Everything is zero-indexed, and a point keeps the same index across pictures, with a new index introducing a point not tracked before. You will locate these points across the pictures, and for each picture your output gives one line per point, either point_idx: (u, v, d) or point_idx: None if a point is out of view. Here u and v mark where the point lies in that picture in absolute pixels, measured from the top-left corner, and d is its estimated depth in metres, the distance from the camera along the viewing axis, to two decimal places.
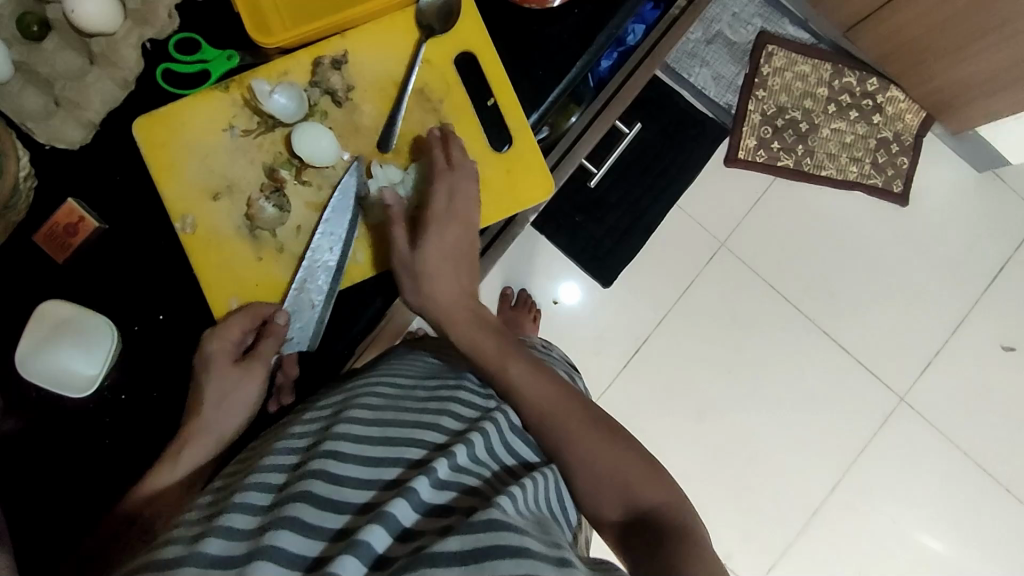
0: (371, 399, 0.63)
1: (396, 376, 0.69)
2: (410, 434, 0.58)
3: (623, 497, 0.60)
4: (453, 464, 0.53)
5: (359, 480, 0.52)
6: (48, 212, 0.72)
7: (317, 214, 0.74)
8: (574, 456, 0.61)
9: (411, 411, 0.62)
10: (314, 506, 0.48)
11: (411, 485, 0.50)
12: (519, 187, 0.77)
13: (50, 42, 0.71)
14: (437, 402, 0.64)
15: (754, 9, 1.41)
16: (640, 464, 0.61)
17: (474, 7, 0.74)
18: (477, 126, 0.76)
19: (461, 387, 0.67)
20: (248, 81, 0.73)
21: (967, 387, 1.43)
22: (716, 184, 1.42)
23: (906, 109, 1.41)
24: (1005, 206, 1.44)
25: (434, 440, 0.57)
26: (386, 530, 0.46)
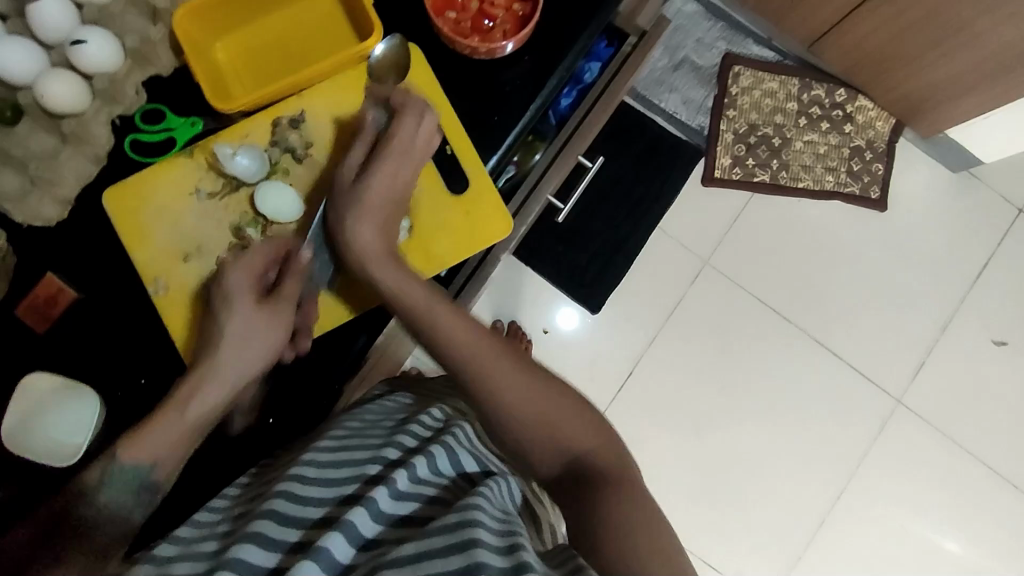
0: (338, 432, 0.67)
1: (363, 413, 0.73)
2: (373, 453, 0.61)
3: (564, 453, 0.63)
4: (413, 477, 0.57)
5: (322, 498, 0.55)
6: (29, 286, 0.74)
7: None
8: (518, 418, 0.64)
9: (375, 436, 0.66)
10: (279, 522, 0.51)
11: (370, 496, 0.53)
12: (479, 227, 0.77)
13: (23, 125, 0.72)
14: (398, 427, 0.68)
15: (717, 33, 1.44)
16: (585, 422, 0.64)
17: (422, 58, 0.77)
18: (433, 170, 0.77)
19: (425, 413, 0.71)
20: (211, 145, 0.75)
21: (962, 386, 1.43)
22: (695, 204, 1.44)
23: (875, 117, 1.43)
24: (982, 203, 1.46)
25: (395, 455, 0.61)
26: (346, 539, 0.49)
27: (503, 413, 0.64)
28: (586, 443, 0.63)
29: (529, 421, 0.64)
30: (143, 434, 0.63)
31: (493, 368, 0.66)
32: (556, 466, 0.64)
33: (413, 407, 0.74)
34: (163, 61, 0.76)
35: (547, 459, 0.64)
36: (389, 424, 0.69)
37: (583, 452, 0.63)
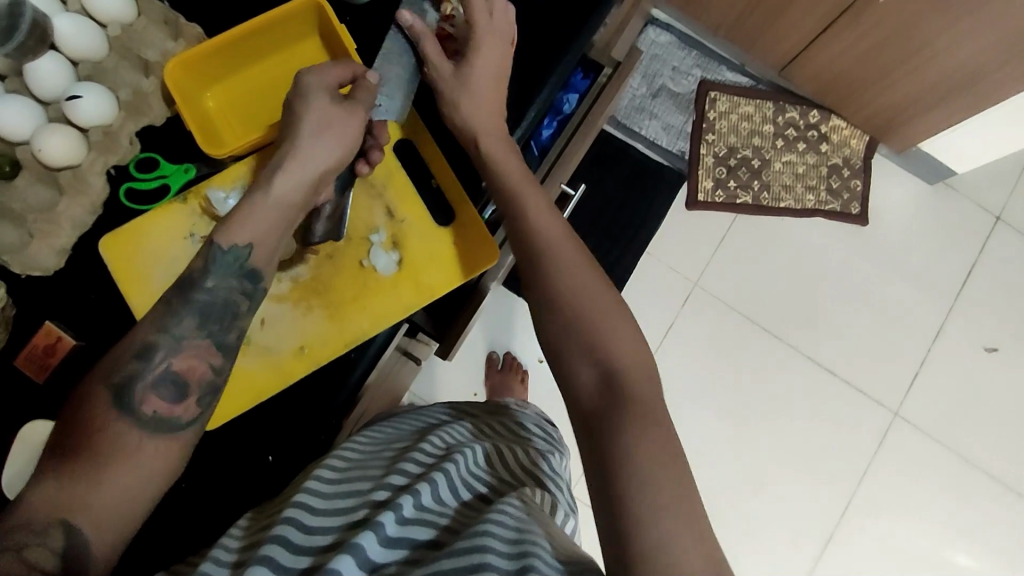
0: (339, 463, 0.67)
1: (365, 443, 0.73)
2: (379, 481, 0.61)
3: (604, 363, 0.61)
4: (418, 502, 0.56)
5: (330, 527, 0.55)
6: (27, 336, 0.75)
7: (281, 305, 0.77)
8: (569, 310, 0.65)
9: (379, 465, 0.66)
10: (287, 549, 0.52)
11: (378, 519, 0.53)
12: (467, 257, 0.79)
13: (21, 179, 0.75)
14: (402, 455, 0.68)
15: (692, 61, 1.49)
16: (633, 349, 0.62)
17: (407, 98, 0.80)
18: (420, 204, 0.80)
19: (428, 438, 0.71)
20: (204, 190, 0.77)
21: (957, 393, 1.44)
22: (682, 227, 1.46)
23: (850, 135, 1.47)
24: (959, 212, 1.49)
25: (400, 480, 0.61)
26: (355, 561, 0.50)
27: (559, 289, 0.66)
28: (624, 361, 0.61)
29: (578, 324, 0.63)
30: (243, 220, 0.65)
31: (557, 257, 0.68)
32: (593, 375, 0.61)
33: (418, 433, 0.74)
34: (156, 110, 0.79)
35: (584, 359, 0.62)
36: (392, 454, 0.69)
37: (620, 369, 0.60)
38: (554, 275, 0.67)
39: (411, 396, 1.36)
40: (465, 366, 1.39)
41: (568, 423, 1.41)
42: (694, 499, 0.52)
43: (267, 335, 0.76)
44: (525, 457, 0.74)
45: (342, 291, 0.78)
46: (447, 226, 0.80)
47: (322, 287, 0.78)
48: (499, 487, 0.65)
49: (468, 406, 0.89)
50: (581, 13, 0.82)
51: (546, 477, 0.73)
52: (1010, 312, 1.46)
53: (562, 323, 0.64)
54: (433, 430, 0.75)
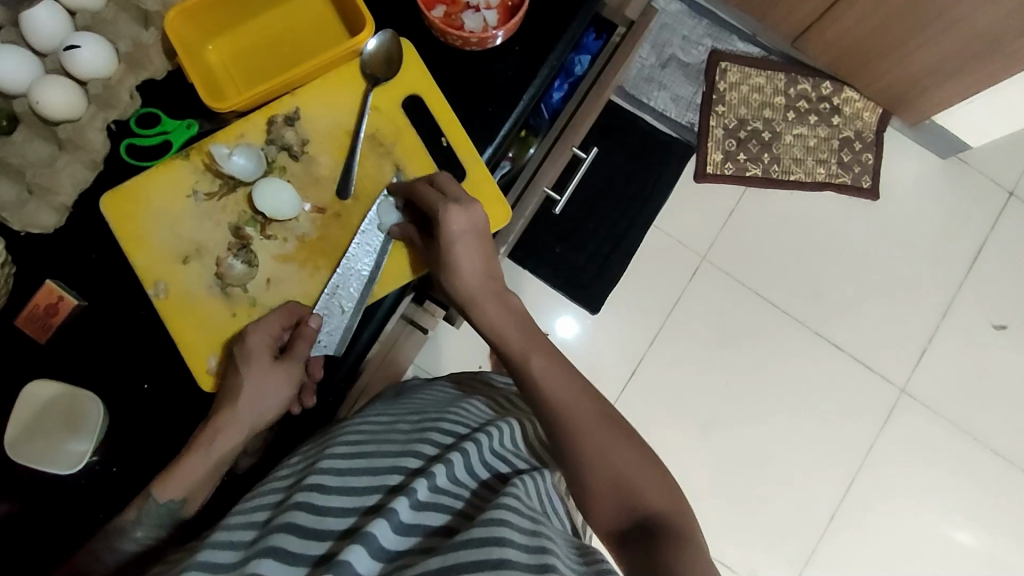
0: (353, 437, 0.65)
1: (378, 417, 0.71)
2: (394, 462, 0.59)
3: (629, 505, 0.61)
4: (432, 485, 0.55)
5: (343, 508, 0.53)
6: (28, 296, 0.74)
7: (285, 265, 0.76)
8: (578, 464, 0.63)
9: (394, 440, 0.64)
10: (297, 536, 0.50)
11: (391, 506, 0.51)
12: None
13: (18, 134, 0.72)
14: (417, 431, 0.65)
15: (703, 30, 1.45)
16: (643, 466, 0.62)
17: (414, 51, 0.78)
18: (430, 162, 0.77)
19: (444, 416, 0.68)
20: (206, 147, 0.75)
21: (964, 372, 1.43)
22: (690, 200, 1.44)
23: (863, 107, 1.44)
24: (972, 188, 1.47)
25: (415, 465, 0.59)
26: (368, 552, 0.48)
27: (564, 428, 0.64)
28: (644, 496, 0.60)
29: (589, 477, 0.62)
30: (172, 475, 0.65)
31: (561, 398, 0.65)
32: (614, 514, 0.61)
33: (432, 407, 0.72)
34: (157, 64, 0.77)
35: (603, 506, 0.62)
36: (405, 428, 0.67)
37: (635, 506, 0.60)
38: (565, 420, 0.64)
39: (415, 369, 1.36)
40: (469, 339, 1.38)
41: None
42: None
43: (274, 293, 0.75)
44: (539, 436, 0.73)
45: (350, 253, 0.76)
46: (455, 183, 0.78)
47: (329, 248, 0.76)
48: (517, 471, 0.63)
49: (476, 378, 0.87)
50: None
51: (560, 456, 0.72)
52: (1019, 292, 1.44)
53: (574, 467, 0.63)
54: (448, 406, 0.72)
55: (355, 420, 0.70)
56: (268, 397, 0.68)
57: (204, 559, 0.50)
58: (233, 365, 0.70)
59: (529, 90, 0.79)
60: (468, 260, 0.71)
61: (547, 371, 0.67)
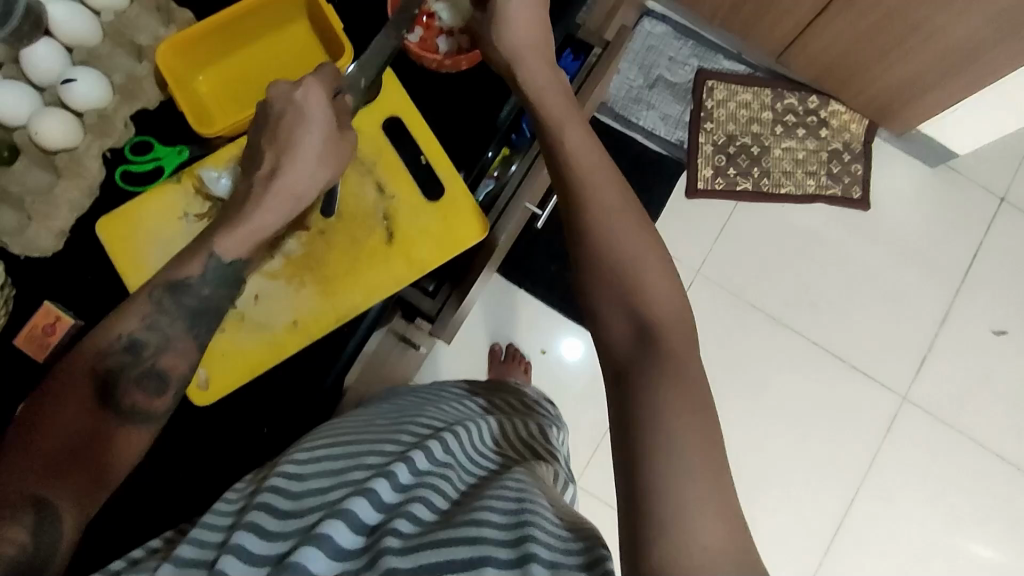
0: (335, 435, 0.66)
1: (359, 418, 0.72)
2: (374, 452, 0.61)
3: (638, 314, 0.59)
4: (412, 469, 0.56)
5: (320, 490, 0.55)
6: (28, 317, 0.76)
7: (274, 282, 0.78)
8: (607, 250, 0.62)
9: (375, 434, 0.65)
10: (276, 516, 0.51)
11: (371, 486, 0.52)
12: (455, 230, 0.80)
13: (20, 164, 0.77)
14: (396, 427, 0.67)
15: (689, 50, 1.48)
16: (659, 280, 0.61)
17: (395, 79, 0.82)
18: (411, 181, 0.81)
19: (423, 416, 0.70)
20: (197, 170, 0.78)
21: (965, 378, 1.42)
22: (682, 214, 1.46)
23: (849, 119, 1.47)
24: (964, 195, 1.48)
25: (391, 451, 0.61)
26: (348, 526, 0.48)
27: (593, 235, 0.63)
28: (652, 301, 0.59)
29: (607, 257, 0.62)
30: (234, 232, 0.67)
31: (592, 193, 0.65)
32: (625, 325, 0.59)
33: (413, 408, 0.74)
34: (150, 94, 0.80)
35: (608, 285, 0.61)
36: (385, 424, 0.69)
37: (638, 301, 0.59)
38: (588, 210, 0.64)
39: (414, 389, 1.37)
40: (467, 357, 1.40)
41: (571, 415, 1.41)
42: (718, 468, 0.50)
43: (263, 308, 0.77)
44: (519, 432, 0.74)
45: (337, 265, 0.79)
46: (436, 200, 0.80)
47: (315, 262, 0.79)
48: (499, 461, 0.64)
49: (469, 384, 0.89)
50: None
51: (544, 451, 0.74)
52: (1017, 296, 1.45)
53: (591, 249, 0.63)
54: (427, 407, 0.74)
55: (336, 421, 0.72)
56: (323, 160, 0.68)
57: (189, 538, 0.51)
58: (270, 116, 0.68)
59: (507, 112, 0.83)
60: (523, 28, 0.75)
61: (579, 155, 0.69)
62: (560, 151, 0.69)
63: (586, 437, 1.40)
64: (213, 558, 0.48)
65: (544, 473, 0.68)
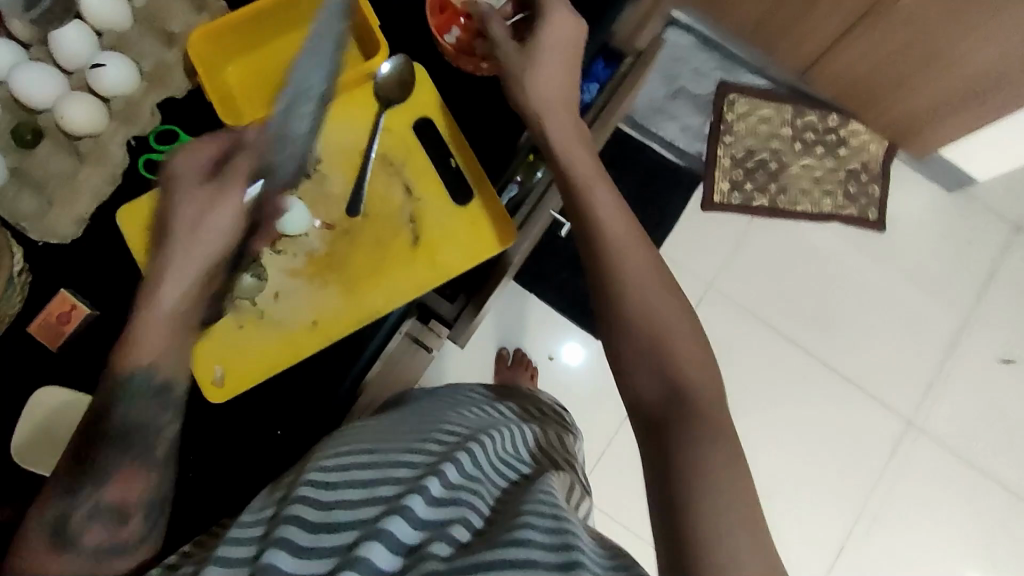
0: (359, 439, 0.65)
1: (381, 421, 0.71)
2: (403, 459, 0.59)
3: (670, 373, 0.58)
4: (445, 481, 0.54)
5: (353, 500, 0.54)
6: (42, 304, 0.75)
7: (295, 280, 0.77)
8: (637, 306, 0.61)
9: (400, 439, 0.64)
10: (308, 531, 0.50)
11: (405, 502, 0.51)
12: (482, 236, 0.79)
13: (42, 148, 0.76)
14: (421, 432, 0.65)
15: (712, 63, 1.47)
16: (680, 323, 0.60)
17: (426, 77, 0.80)
18: (439, 184, 0.79)
19: (448, 420, 0.68)
20: None
21: (973, 406, 1.42)
22: (697, 228, 1.45)
23: (869, 140, 1.46)
24: (980, 223, 1.47)
25: (423, 460, 0.59)
26: (387, 548, 0.48)
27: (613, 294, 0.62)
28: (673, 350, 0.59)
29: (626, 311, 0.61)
30: (141, 337, 0.59)
31: (608, 238, 0.64)
32: (658, 390, 0.58)
33: (436, 412, 0.73)
34: (178, 82, 0.79)
35: (631, 334, 0.60)
36: (408, 428, 0.67)
37: (662, 351, 0.59)
38: (615, 256, 0.63)
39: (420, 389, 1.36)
40: (474, 360, 1.38)
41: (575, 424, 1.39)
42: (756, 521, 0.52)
43: (283, 306, 0.77)
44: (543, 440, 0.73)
45: (359, 266, 0.78)
46: (463, 204, 0.79)
47: (337, 262, 0.78)
48: (528, 471, 0.63)
49: (486, 386, 0.88)
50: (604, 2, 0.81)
51: (565, 460, 0.73)
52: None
53: (614, 300, 0.62)
54: (451, 411, 0.72)
55: (356, 425, 0.70)
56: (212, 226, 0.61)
57: (217, 555, 0.50)
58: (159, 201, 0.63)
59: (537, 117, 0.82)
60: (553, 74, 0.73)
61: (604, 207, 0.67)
62: (587, 201, 0.67)
63: (589, 447, 1.39)
64: (247, 575, 0.47)
65: (568, 484, 0.67)
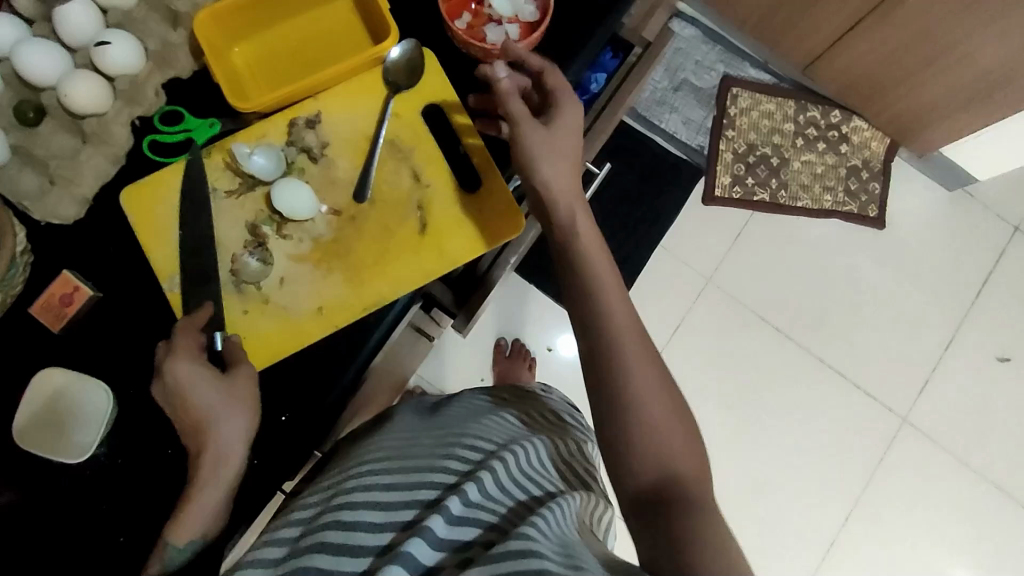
0: (384, 461, 0.66)
1: (406, 438, 0.72)
2: (425, 478, 0.61)
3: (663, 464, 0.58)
4: (465, 499, 0.55)
5: (372, 524, 0.56)
6: (43, 285, 0.75)
7: (301, 266, 0.77)
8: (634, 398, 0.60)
9: (424, 457, 0.65)
10: (330, 555, 0.54)
11: (425, 523, 0.52)
12: (491, 224, 0.78)
13: (45, 127, 0.74)
14: (445, 447, 0.66)
15: (715, 56, 1.47)
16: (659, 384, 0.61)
17: (434, 58, 0.79)
18: (447, 168, 0.79)
19: (471, 434, 0.69)
20: (228, 145, 0.77)
21: (967, 404, 1.43)
22: (697, 222, 1.45)
23: (871, 137, 1.46)
24: (979, 222, 1.48)
25: (446, 479, 0.60)
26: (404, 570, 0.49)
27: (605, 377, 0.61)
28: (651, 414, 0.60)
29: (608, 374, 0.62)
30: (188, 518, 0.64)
31: (596, 298, 0.65)
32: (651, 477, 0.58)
33: (461, 425, 0.73)
34: (183, 62, 0.78)
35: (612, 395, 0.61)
36: (431, 444, 0.68)
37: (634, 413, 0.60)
38: (609, 332, 0.62)
39: (419, 378, 1.36)
40: (473, 351, 1.38)
41: None
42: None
43: (288, 289, 0.76)
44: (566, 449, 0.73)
45: (364, 255, 0.77)
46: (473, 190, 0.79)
47: (344, 250, 0.77)
48: (555, 486, 0.63)
49: (501, 391, 0.88)
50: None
51: (590, 476, 0.73)
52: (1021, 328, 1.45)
53: (606, 370, 0.61)
54: (475, 423, 0.73)
55: (381, 444, 0.72)
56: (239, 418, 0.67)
57: None
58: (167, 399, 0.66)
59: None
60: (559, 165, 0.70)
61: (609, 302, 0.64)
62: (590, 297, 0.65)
63: None
64: None
65: (589, 503, 0.67)
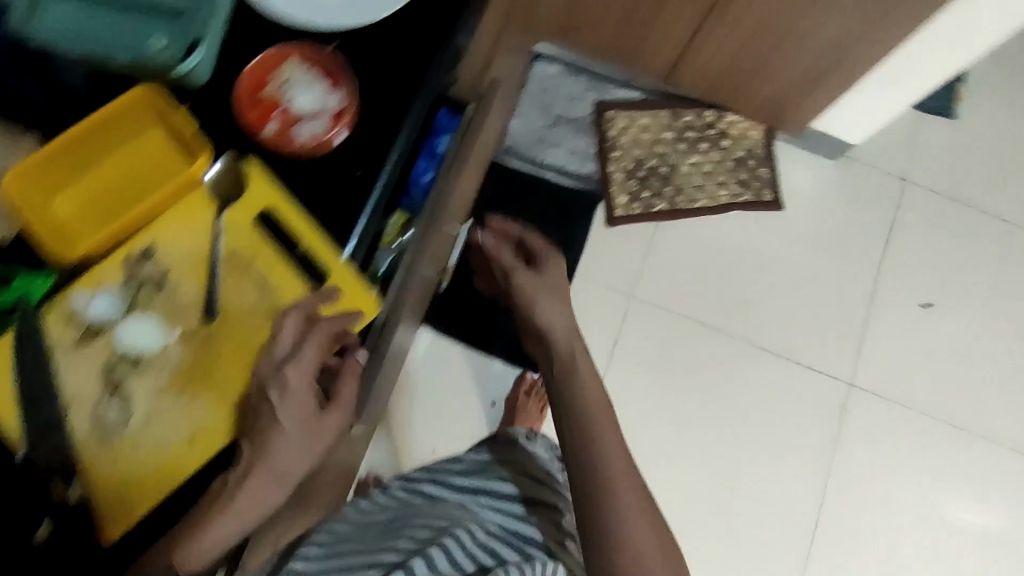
0: (319, 549, 0.77)
1: (343, 526, 0.84)
2: (373, 556, 0.72)
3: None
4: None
5: None
6: None
7: (161, 401, 0.66)
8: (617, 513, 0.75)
9: (373, 542, 0.76)
10: None
11: None
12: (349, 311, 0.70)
13: None
14: (389, 532, 0.78)
15: (582, 86, 1.52)
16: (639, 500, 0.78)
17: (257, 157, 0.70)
18: (292, 270, 0.70)
19: (415, 518, 0.81)
20: (67, 297, 0.66)
21: (903, 355, 1.48)
22: (606, 244, 1.47)
23: (747, 127, 1.52)
24: (867, 178, 1.55)
25: (392, 559, 0.71)
26: None
27: (596, 489, 0.77)
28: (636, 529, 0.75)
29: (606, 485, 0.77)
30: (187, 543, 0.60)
31: (597, 418, 0.82)
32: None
33: (409, 510, 0.84)
34: None
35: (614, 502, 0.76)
36: (378, 532, 0.79)
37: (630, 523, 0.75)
38: (598, 449, 0.79)
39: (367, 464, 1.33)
40: (417, 423, 1.37)
41: None
42: None
43: (150, 443, 0.65)
44: (534, 508, 0.86)
45: (236, 380, 0.68)
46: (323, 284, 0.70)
47: (206, 376, 0.67)
48: (504, 556, 0.75)
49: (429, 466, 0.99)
50: (432, 31, 0.76)
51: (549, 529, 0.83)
52: (932, 263, 1.53)
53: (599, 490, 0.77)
54: (411, 510, 0.85)
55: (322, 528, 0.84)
56: (301, 457, 0.67)
57: None
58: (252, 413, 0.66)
59: (394, 159, 0.74)
60: (554, 308, 0.93)
61: (603, 430, 0.81)
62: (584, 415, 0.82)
63: None
64: None
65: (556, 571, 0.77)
